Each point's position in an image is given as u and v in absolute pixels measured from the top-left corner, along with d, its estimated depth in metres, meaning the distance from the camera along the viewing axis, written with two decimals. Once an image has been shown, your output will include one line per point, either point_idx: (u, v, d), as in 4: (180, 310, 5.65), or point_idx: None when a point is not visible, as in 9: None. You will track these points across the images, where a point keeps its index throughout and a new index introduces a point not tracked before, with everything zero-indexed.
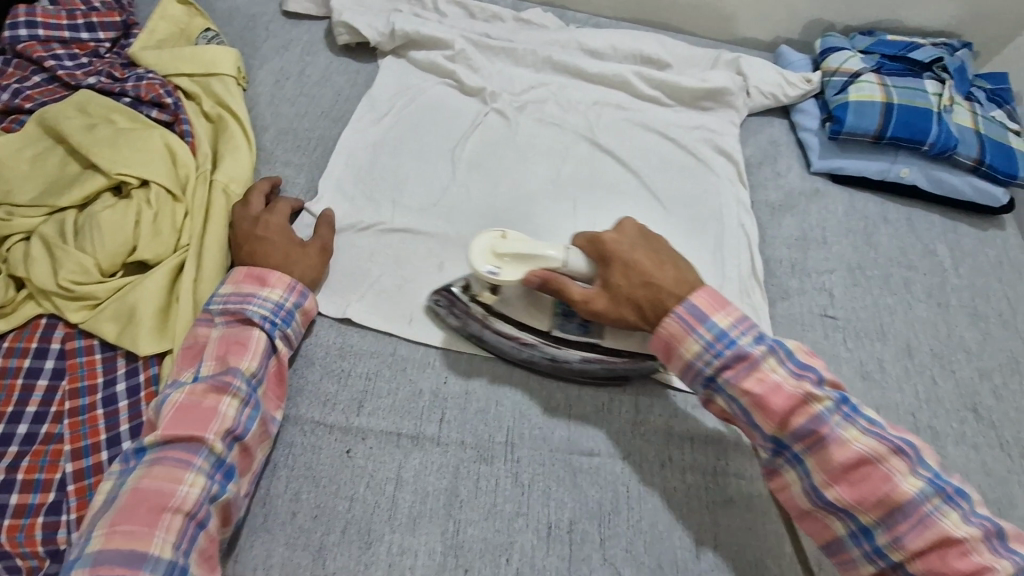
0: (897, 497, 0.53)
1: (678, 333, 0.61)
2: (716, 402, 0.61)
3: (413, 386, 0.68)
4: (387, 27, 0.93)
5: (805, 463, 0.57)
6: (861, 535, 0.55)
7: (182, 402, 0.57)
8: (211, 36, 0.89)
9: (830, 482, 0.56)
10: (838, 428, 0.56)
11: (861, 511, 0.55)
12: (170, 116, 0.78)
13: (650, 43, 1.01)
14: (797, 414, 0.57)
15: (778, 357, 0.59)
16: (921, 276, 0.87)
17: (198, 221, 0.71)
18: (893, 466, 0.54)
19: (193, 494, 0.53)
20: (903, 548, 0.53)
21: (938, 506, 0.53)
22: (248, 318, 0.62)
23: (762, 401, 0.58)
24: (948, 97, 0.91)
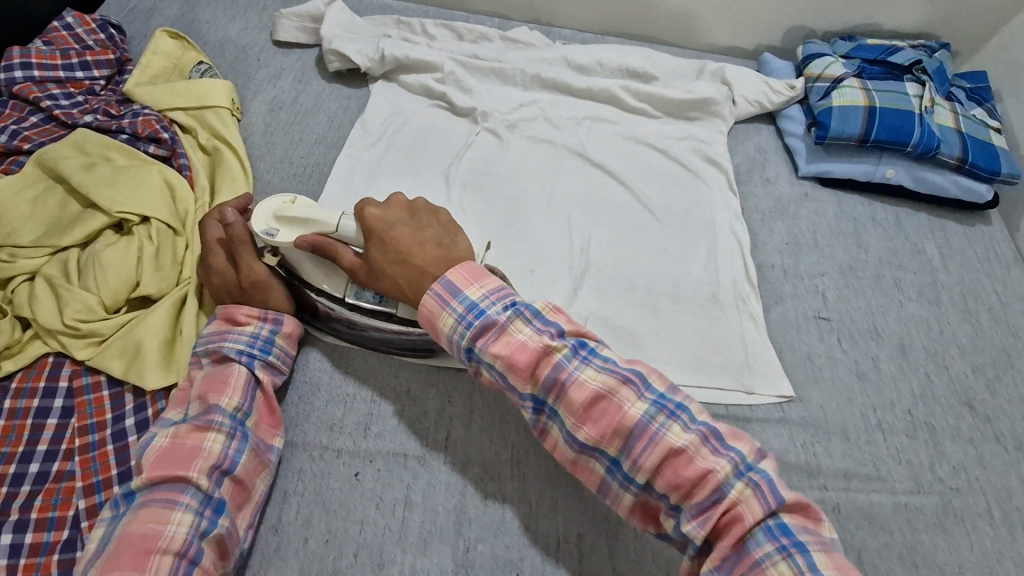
0: (616, 422, 0.56)
1: (426, 306, 0.61)
2: (482, 373, 0.61)
3: (417, 407, 0.69)
4: (377, 53, 0.95)
5: (601, 450, 0.57)
6: (573, 437, 0.58)
7: (165, 444, 0.58)
8: (204, 70, 0.90)
9: (561, 408, 0.57)
10: (552, 352, 0.58)
11: (562, 410, 0.58)
12: (167, 151, 0.80)
13: (635, 57, 1.03)
14: (495, 342, 0.59)
15: (448, 304, 0.60)
16: (911, 275, 0.89)
17: (199, 254, 0.72)
18: (558, 397, 0.58)
19: (181, 532, 0.53)
20: (641, 467, 0.55)
21: (661, 430, 0.55)
22: (225, 355, 0.63)
23: (540, 375, 0.58)
24: (929, 99, 0.93)
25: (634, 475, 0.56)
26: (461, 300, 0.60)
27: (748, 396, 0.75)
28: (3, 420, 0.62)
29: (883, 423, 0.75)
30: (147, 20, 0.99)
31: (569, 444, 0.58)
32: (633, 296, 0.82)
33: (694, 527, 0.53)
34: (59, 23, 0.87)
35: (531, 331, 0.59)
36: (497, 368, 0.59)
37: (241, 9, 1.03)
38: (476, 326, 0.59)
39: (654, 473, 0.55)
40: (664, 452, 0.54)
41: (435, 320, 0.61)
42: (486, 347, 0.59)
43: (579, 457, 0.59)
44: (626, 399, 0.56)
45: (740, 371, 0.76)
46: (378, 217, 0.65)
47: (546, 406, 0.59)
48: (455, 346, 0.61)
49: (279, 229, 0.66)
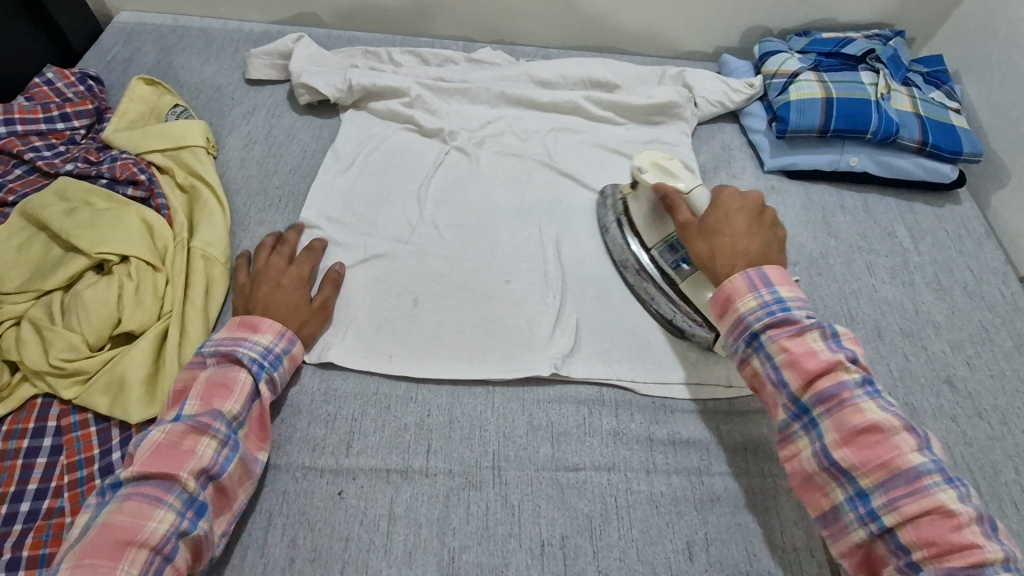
0: (887, 457, 0.57)
1: (734, 285, 0.66)
2: (750, 362, 0.65)
3: (398, 421, 0.71)
4: (345, 83, 0.98)
5: (853, 475, 0.58)
6: (825, 454, 0.59)
7: (162, 441, 0.60)
8: (181, 112, 0.94)
9: (828, 423, 0.60)
10: (838, 369, 0.60)
11: (829, 426, 0.60)
12: (145, 192, 0.83)
13: (597, 68, 1.06)
14: (789, 338, 0.63)
15: (757, 289, 0.65)
16: (883, 258, 0.90)
17: (179, 288, 0.74)
18: (829, 411, 0.60)
19: (161, 530, 0.55)
20: (897, 510, 0.55)
21: (936, 487, 0.54)
22: (237, 359, 0.66)
23: (819, 384, 0.61)
24: (884, 86, 0.95)
25: (881, 515, 0.56)
26: (772, 290, 0.65)
27: (727, 388, 0.75)
28: None
29: None
30: (125, 70, 1.04)
31: (816, 460, 0.60)
32: (607, 298, 0.83)
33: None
34: (39, 79, 0.91)
35: (823, 335, 0.62)
36: (778, 361, 0.63)
37: (214, 52, 1.07)
38: (780, 317, 0.63)
39: (906, 521, 0.55)
40: (932, 506, 0.54)
41: (735, 297, 0.66)
42: (778, 338, 0.63)
43: (820, 477, 0.60)
44: (905, 441, 0.57)
45: (716, 365, 0.77)
46: (726, 199, 0.73)
47: (811, 416, 0.61)
48: (746, 326, 0.65)
49: (644, 168, 0.80)
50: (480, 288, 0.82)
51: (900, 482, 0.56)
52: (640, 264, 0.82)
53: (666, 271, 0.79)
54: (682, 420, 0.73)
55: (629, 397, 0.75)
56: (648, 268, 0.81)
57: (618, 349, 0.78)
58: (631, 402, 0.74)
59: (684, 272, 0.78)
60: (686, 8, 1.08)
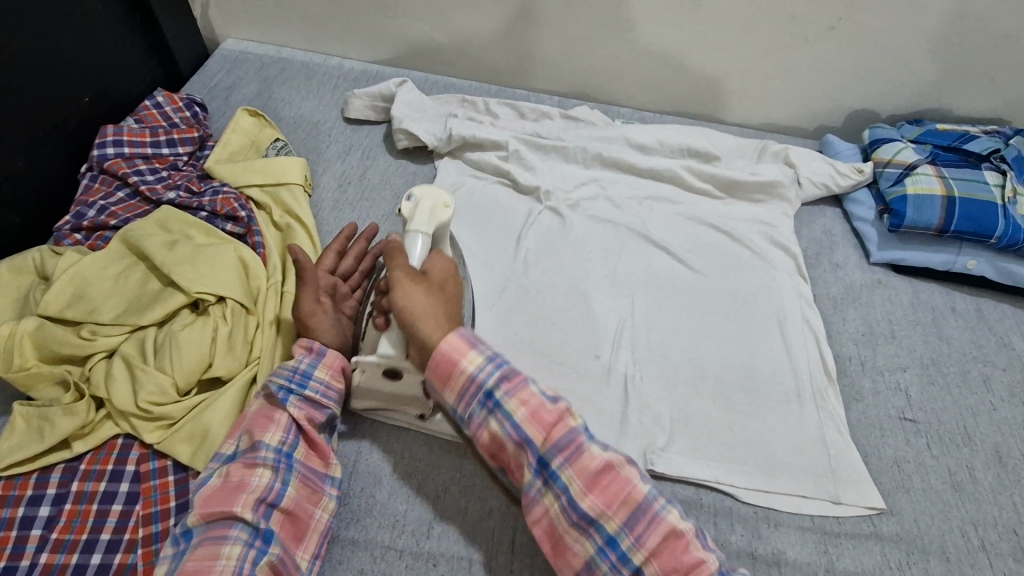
0: (624, 493, 0.56)
1: (452, 344, 0.60)
2: (490, 425, 0.59)
3: (481, 504, 0.66)
4: (444, 132, 0.97)
5: (602, 523, 0.55)
6: (573, 506, 0.56)
7: (215, 481, 0.58)
8: (280, 147, 0.94)
9: (569, 473, 0.56)
10: (566, 416, 0.59)
11: (571, 476, 0.56)
12: (243, 228, 0.82)
13: (697, 137, 1.03)
14: (520, 391, 0.59)
15: (476, 347, 0.60)
16: (1001, 372, 0.84)
17: (269, 334, 0.72)
18: (567, 460, 0.56)
19: (230, 566, 0.53)
20: (641, 546, 0.54)
21: (664, 510, 0.56)
22: (267, 391, 0.63)
23: (553, 436, 0.57)
24: (1010, 188, 0.90)
25: (631, 555, 0.55)
26: (489, 348, 0.61)
27: (834, 506, 0.70)
28: (69, 504, 0.61)
29: (985, 543, 0.69)
30: (227, 98, 1.05)
31: (565, 513, 0.56)
32: (702, 386, 0.78)
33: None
34: (150, 103, 0.92)
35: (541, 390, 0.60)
36: (518, 417, 0.58)
37: (313, 87, 1.08)
38: (507, 370, 0.60)
39: (650, 556, 0.54)
40: (667, 531, 0.55)
41: (457, 357, 0.60)
42: (512, 395, 0.59)
43: (569, 535, 0.57)
44: (633, 471, 0.57)
45: (823, 477, 0.72)
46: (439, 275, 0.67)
47: (551, 470, 0.57)
48: (477, 385, 0.59)
49: (414, 200, 0.71)
50: (569, 364, 0.78)
51: (640, 517, 0.55)
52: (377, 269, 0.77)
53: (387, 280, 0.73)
54: (787, 536, 0.68)
55: (730, 504, 0.70)
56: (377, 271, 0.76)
57: (716, 447, 0.73)
58: (731, 510, 0.69)
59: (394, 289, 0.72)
60: (793, 85, 1.06)
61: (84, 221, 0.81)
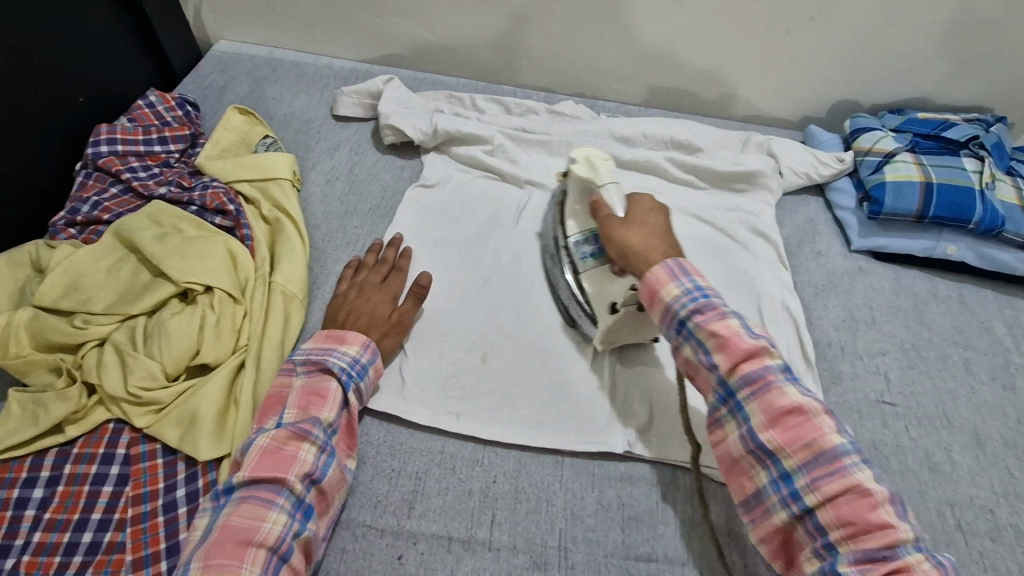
0: (810, 438, 0.55)
1: (654, 275, 0.65)
2: (683, 349, 0.63)
3: (462, 485, 0.68)
4: (430, 127, 0.99)
5: (778, 458, 0.56)
6: (751, 436, 0.57)
7: (267, 446, 0.60)
8: (269, 143, 0.96)
9: (752, 405, 0.57)
10: (762, 353, 0.58)
11: (756, 409, 0.57)
12: (232, 222, 0.84)
13: (680, 129, 1.04)
14: (715, 321, 0.60)
15: (677, 278, 0.64)
16: (981, 356, 0.84)
17: (257, 322, 0.74)
18: (753, 393, 0.57)
19: (276, 531, 0.56)
20: (816, 489, 0.53)
21: (854, 467, 0.53)
22: (327, 369, 0.67)
23: (743, 368, 0.58)
24: (990, 175, 0.90)
25: (803, 495, 0.54)
26: (691, 279, 0.63)
27: None
28: (62, 485, 0.63)
29: (962, 523, 0.70)
30: (220, 97, 1.07)
31: (742, 441, 0.58)
32: None
33: (853, 573, 0.50)
34: (143, 102, 0.95)
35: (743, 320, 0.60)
36: (707, 345, 0.60)
37: (304, 86, 1.10)
38: (702, 303, 0.62)
39: (826, 501, 0.53)
40: (852, 486, 0.52)
41: (658, 288, 0.64)
42: (704, 323, 0.60)
43: (746, 461, 0.58)
44: (827, 421, 0.55)
45: None
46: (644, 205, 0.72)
47: (739, 400, 0.58)
48: (672, 314, 0.63)
49: (577, 161, 0.78)
50: (550, 349, 0.79)
51: (823, 467, 0.53)
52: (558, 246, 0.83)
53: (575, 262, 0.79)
54: None
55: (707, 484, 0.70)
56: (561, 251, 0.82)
57: None
58: (708, 491, 0.70)
59: (587, 263, 0.78)
60: (775, 77, 1.07)
61: (78, 216, 0.83)
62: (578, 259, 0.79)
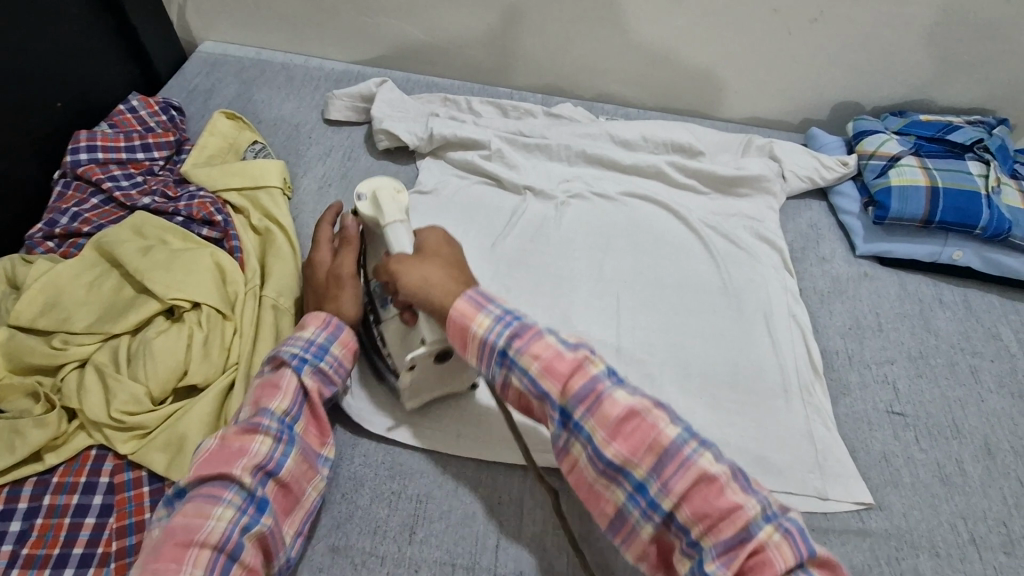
0: (648, 439, 0.52)
1: (458, 309, 0.59)
2: (510, 382, 0.59)
3: (465, 508, 0.65)
4: (426, 131, 0.96)
5: (628, 473, 0.53)
6: (598, 456, 0.54)
7: (216, 445, 0.56)
8: (258, 149, 0.93)
9: (591, 423, 0.54)
10: (586, 364, 0.56)
11: (594, 426, 0.54)
12: (219, 233, 0.80)
13: (681, 132, 1.02)
14: (475, 351, 0.59)
15: (483, 307, 0.60)
16: (989, 363, 0.83)
17: (247, 339, 0.71)
18: (588, 410, 0.54)
19: (220, 528, 0.51)
20: (668, 492, 0.51)
21: (695, 455, 0.52)
22: (280, 359, 0.62)
23: (572, 386, 0.55)
24: (995, 178, 0.89)
25: (658, 499, 0.52)
26: (499, 305, 0.60)
27: (822, 501, 0.69)
28: (41, 517, 0.60)
29: (976, 537, 0.68)
30: (205, 100, 1.03)
31: (591, 464, 0.55)
32: (689, 385, 0.78)
33: (720, 567, 0.48)
34: (124, 107, 0.91)
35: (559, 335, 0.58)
36: (530, 373, 0.57)
37: (294, 89, 1.06)
38: (517, 325, 0.58)
39: (680, 499, 0.51)
40: (697, 475, 0.51)
41: (466, 323, 0.59)
42: (527, 349, 0.57)
43: (600, 482, 0.55)
44: (660, 414, 0.54)
45: (811, 472, 0.71)
46: (433, 244, 0.66)
47: (576, 421, 0.55)
48: (489, 347, 0.58)
49: (363, 197, 0.70)
50: None
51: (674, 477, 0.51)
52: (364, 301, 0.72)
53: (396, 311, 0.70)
54: None
55: None
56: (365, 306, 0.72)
57: None
58: None
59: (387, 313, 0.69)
60: (777, 79, 1.05)
61: (57, 228, 0.79)
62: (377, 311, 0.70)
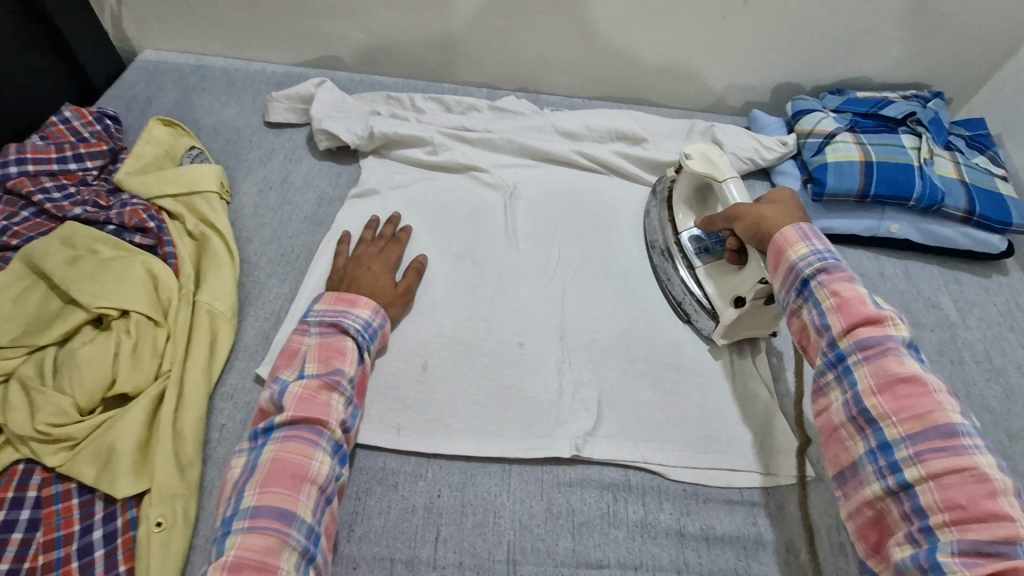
0: (922, 409, 0.48)
1: (783, 236, 0.61)
2: (800, 314, 0.58)
3: (404, 503, 0.65)
4: (366, 130, 0.95)
5: (881, 427, 0.50)
6: (857, 403, 0.51)
7: (300, 393, 0.62)
8: (195, 154, 0.93)
9: (863, 369, 0.51)
10: (885, 321, 0.53)
11: (865, 373, 0.51)
12: (153, 240, 0.80)
13: (624, 119, 1.02)
14: (840, 282, 0.56)
15: (808, 240, 0.59)
16: (929, 333, 0.84)
17: (180, 345, 0.70)
18: (866, 358, 0.51)
19: (325, 469, 0.59)
20: (920, 463, 0.47)
21: (974, 448, 0.46)
22: (344, 329, 0.68)
23: (859, 331, 0.53)
24: (927, 150, 0.91)
25: (903, 466, 0.47)
26: (823, 243, 0.59)
27: (763, 477, 0.70)
28: None
29: None
30: (144, 110, 1.02)
31: (845, 407, 0.52)
32: (633, 369, 0.77)
33: (957, 564, 0.42)
34: (56, 118, 0.88)
35: (871, 290, 0.55)
36: (824, 306, 0.55)
37: (235, 94, 1.06)
38: (829, 263, 0.56)
39: (931, 478, 0.46)
40: (964, 466, 0.45)
41: (784, 248, 0.60)
42: (827, 282, 0.56)
43: (846, 429, 0.52)
44: (947, 399, 0.49)
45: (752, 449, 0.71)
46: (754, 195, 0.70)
47: (846, 363, 0.53)
48: (795, 273, 0.59)
49: (690, 155, 0.80)
50: (492, 352, 0.76)
51: (936, 450, 0.46)
52: (666, 244, 0.84)
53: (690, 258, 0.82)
54: (717, 511, 0.67)
55: (658, 483, 0.69)
56: (671, 250, 0.83)
57: (644, 428, 0.72)
58: (660, 489, 0.68)
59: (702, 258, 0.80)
60: (717, 63, 1.06)
61: None
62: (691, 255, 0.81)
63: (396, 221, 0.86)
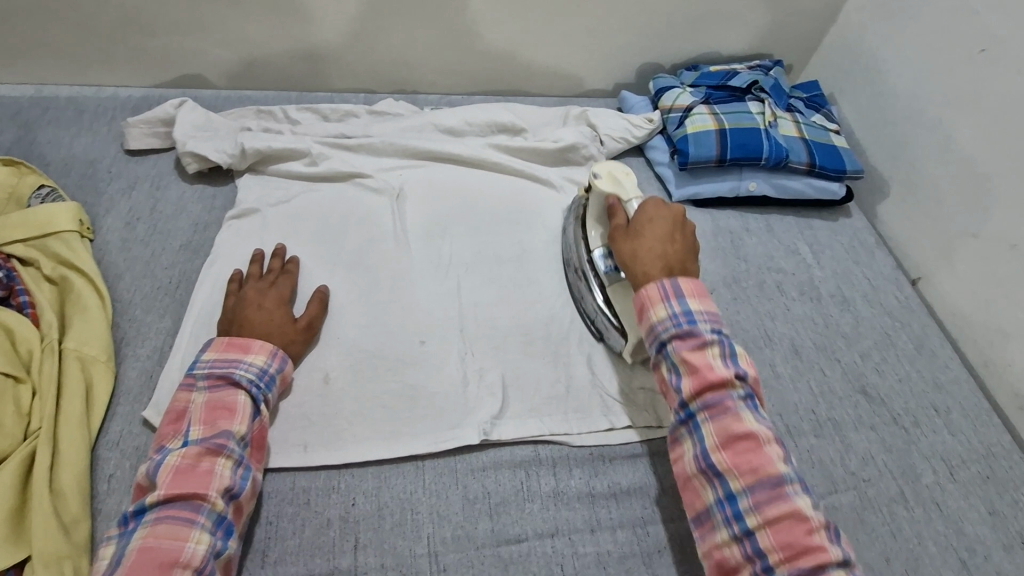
0: (758, 463, 0.57)
1: (648, 292, 0.67)
2: (660, 368, 0.65)
3: (317, 519, 0.64)
4: (236, 147, 0.91)
5: (725, 479, 0.58)
6: (704, 455, 0.59)
7: (178, 464, 0.59)
8: (47, 194, 0.84)
9: (711, 428, 0.59)
10: (729, 381, 0.61)
11: (711, 431, 0.60)
12: (4, 290, 0.74)
13: (502, 112, 1.04)
14: (691, 347, 0.63)
15: (669, 300, 0.66)
16: (791, 276, 0.93)
17: (49, 398, 0.65)
18: (713, 418, 0.60)
19: (201, 550, 0.55)
20: (759, 511, 0.55)
21: (795, 494, 0.56)
22: (235, 381, 0.65)
23: (704, 393, 0.61)
24: (770, 114, 1.01)
25: (744, 514, 0.56)
26: (682, 302, 0.65)
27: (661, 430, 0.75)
28: None
29: (791, 428, 0.77)
30: None
31: (696, 461, 0.60)
32: (534, 348, 0.80)
33: None
34: None
35: (721, 350, 0.63)
36: (681, 369, 0.63)
37: (86, 124, 0.98)
38: (684, 328, 0.64)
39: (766, 522, 0.55)
40: (792, 511, 0.54)
41: (647, 306, 0.66)
42: (680, 349, 0.63)
43: (697, 479, 0.60)
44: (777, 451, 0.58)
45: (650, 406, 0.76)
46: (649, 208, 0.74)
47: (695, 421, 0.61)
48: (655, 334, 0.65)
49: (599, 175, 0.79)
50: (394, 355, 0.77)
51: (770, 494, 0.55)
52: (581, 264, 0.82)
53: (601, 275, 0.79)
54: (622, 468, 0.72)
55: (566, 452, 0.72)
56: (585, 269, 0.82)
57: (548, 403, 0.75)
58: (569, 457, 0.72)
59: (611, 276, 0.78)
60: (582, 51, 1.11)
61: None
62: (602, 272, 0.79)
63: (283, 254, 0.82)
